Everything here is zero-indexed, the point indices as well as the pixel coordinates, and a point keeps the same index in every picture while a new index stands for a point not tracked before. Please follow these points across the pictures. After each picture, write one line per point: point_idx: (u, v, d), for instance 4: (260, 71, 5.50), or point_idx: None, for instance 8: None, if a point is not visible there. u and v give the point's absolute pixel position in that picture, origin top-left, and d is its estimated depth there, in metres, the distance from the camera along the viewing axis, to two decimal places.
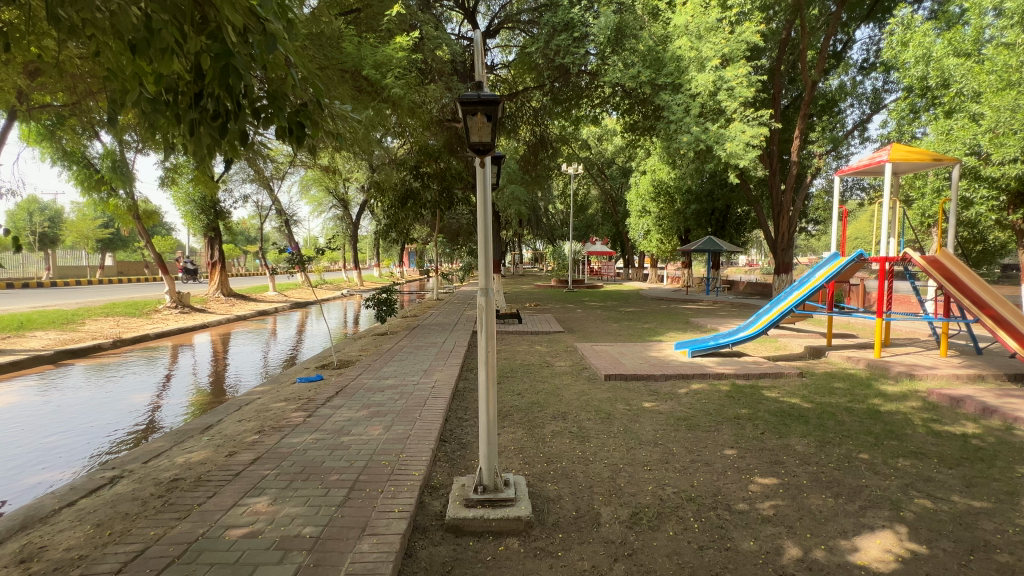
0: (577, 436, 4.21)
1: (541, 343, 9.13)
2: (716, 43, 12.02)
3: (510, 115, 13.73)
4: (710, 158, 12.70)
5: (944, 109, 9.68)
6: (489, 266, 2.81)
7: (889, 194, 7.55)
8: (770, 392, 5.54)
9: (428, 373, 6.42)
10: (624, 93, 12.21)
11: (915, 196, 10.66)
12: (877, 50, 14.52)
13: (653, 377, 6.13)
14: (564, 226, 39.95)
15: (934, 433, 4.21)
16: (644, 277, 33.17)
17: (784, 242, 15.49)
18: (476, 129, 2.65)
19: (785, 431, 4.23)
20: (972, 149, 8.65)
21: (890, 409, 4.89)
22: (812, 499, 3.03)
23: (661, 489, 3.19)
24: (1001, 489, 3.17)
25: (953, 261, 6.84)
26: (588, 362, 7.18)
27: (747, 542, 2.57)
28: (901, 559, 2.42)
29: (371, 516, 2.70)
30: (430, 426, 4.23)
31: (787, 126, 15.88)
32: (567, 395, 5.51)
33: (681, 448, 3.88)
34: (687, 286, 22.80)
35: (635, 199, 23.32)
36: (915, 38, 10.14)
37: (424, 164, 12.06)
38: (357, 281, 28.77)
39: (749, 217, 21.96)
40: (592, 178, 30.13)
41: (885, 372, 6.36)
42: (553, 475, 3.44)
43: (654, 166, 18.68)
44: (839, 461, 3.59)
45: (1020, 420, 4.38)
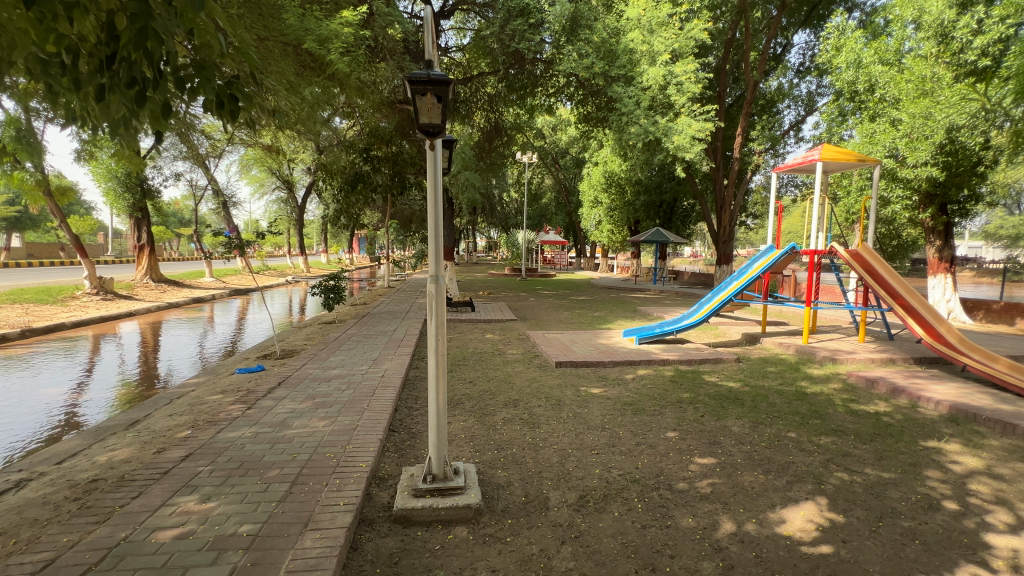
0: (528, 423, 4.26)
1: (493, 331, 9.15)
2: (666, 38, 12.40)
3: (464, 100, 13.52)
4: (658, 150, 13.10)
5: (868, 113, 10.26)
6: (440, 252, 2.74)
7: (819, 191, 8.05)
8: (710, 376, 5.86)
9: (377, 362, 6.27)
10: (578, 83, 12.28)
11: (840, 194, 11.45)
12: (811, 55, 15.42)
13: (602, 364, 6.29)
14: (518, 214, 40.11)
15: (851, 412, 4.60)
16: (596, 267, 33.99)
17: (725, 236, 16.32)
18: (426, 110, 2.54)
19: (722, 414, 4.47)
20: (890, 152, 9.36)
21: (815, 391, 5.29)
22: (746, 476, 3.23)
23: (608, 472, 3.29)
24: (907, 461, 3.51)
25: (872, 254, 7.37)
26: (539, 349, 7.28)
27: (686, 519, 2.70)
28: (821, 528, 2.63)
29: (314, 510, 2.61)
30: (378, 416, 4.14)
31: (730, 124, 16.59)
32: (518, 383, 5.58)
33: (627, 432, 4.01)
34: (636, 276, 23.57)
35: (587, 189, 23.66)
36: (846, 44, 10.82)
37: (374, 147, 11.63)
38: (303, 268, 27.56)
39: (694, 210, 22.91)
40: (546, 167, 30.29)
41: (812, 357, 6.87)
42: (503, 462, 3.46)
43: (607, 157, 19.07)
44: (770, 440, 3.84)
45: (923, 398, 4.87)
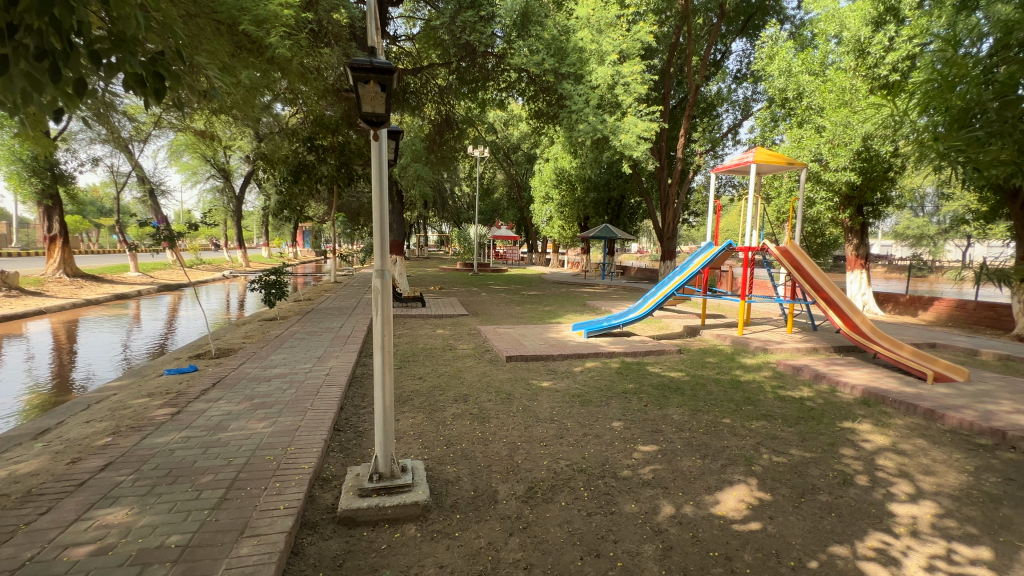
0: (478, 417, 4.27)
1: (444, 327, 9.07)
2: (614, 38, 12.79)
3: (414, 91, 13.33)
4: (606, 148, 13.46)
5: (797, 120, 11.03)
6: (385, 246, 2.68)
7: (753, 191, 8.55)
8: (654, 367, 6.11)
9: (322, 360, 6.04)
10: (530, 79, 12.35)
11: (772, 195, 12.22)
12: (748, 63, 16.33)
13: (551, 358, 6.39)
14: (470, 209, 39.88)
15: (780, 397, 4.95)
16: (547, 262, 34.43)
17: (669, 233, 17.04)
18: (368, 98, 2.46)
19: (664, 402, 4.68)
20: (815, 157, 10.15)
21: (748, 379, 5.65)
22: (684, 461, 3.41)
23: (555, 463, 3.35)
24: (826, 441, 3.82)
25: (799, 251, 7.87)
26: (490, 344, 7.28)
27: (629, 505, 2.81)
28: (751, 507, 2.82)
29: (251, 516, 2.48)
30: (322, 416, 3.99)
31: (674, 125, 17.30)
32: (468, 378, 5.57)
33: (575, 423, 4.10)
34: (585, 271, 24.10)
35: (539, 185, 23.89)
36: (778, 53, 11.52)
37: (319, 136, 11.11)
38: (241, 263, 26.07)
39: (640, 208, 23.72)
40: (498, 162, 30.29)
41: (746, 347, 7.32)
42: (452, 458, 3.44)
43: (558, 154, 19.39)
44: (707, 427, 4.06)
45: (841, 383, 5.33)
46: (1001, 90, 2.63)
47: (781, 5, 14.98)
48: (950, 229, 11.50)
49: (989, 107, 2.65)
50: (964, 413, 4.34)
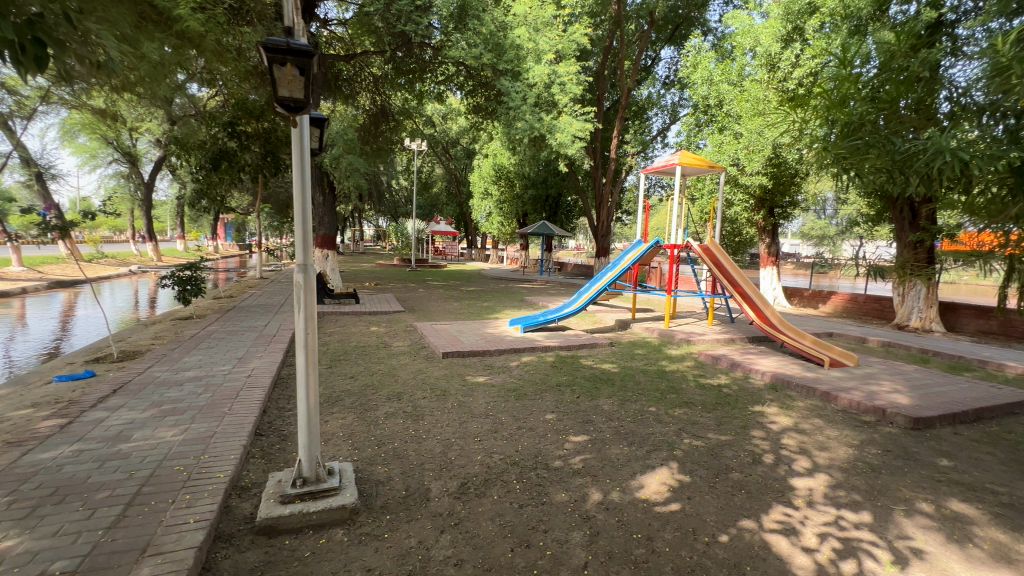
0: (411, 415, 4.18)
1: (378, 323, 8.81)
2: (551, 38, 13.08)
3: (347, 79, 12.91)
4: (543, 146, 13.71)
5: (717, 126, 11.85)
6: (307, 240, 2.55)
7: (679, 192, 9.07)
8: (586, 360, 6.32)
9: (243, 361, 5.65)
10: (468, 74, 12.22)
11: (696, 196, 13.02)
12: (675, 70, 17.24)
13: (488, 353, 6.41)
14: (408, 203, 38.97)
15: (700, 385, 5.30)
16: (486, 258, 34.42)
17: (604, 230, 17.71)
18: (286, 82, 2.32)
19: (595, 394, 4.85)
20: (733, 161, 11.04)
21: (673, 368, 5.99)
22: (613, 449, 3.55)
23: (489, 458, 3.37)
24: (739, 424, 4.14)
25: (719, 249, 8.43)
26: (426, 341, 7.17)
27: (560, 494, 2.89)
28: (672, 489, 3.00)
29: (154, 532, 2.27)
30: (242, 421, 3.73)
31: (607, 126, 17.94)
32: (403, 375, 5.45)
33: (509, 417, 4.14)
34: (524, 267, 24.38)
35: (477, 181, 23.80)
36: (701, 63, 12.29)
37: (242, 122, 10.35)
38: (152, 257, 23.85)
39: (576, 205, 24.40)
40: (436, 155, 29.85)
41: (671, 339, 7.76)
42: (384, 458, 3.35)
43: (497, 150, 19.49)
44: (634, 415, 4.26)
45: (753, 370, 5.80)
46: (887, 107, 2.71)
47: (705, 17, 15.93)
48: (845, 231, 12.86)
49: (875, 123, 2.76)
50: (854, 394, 4.87)
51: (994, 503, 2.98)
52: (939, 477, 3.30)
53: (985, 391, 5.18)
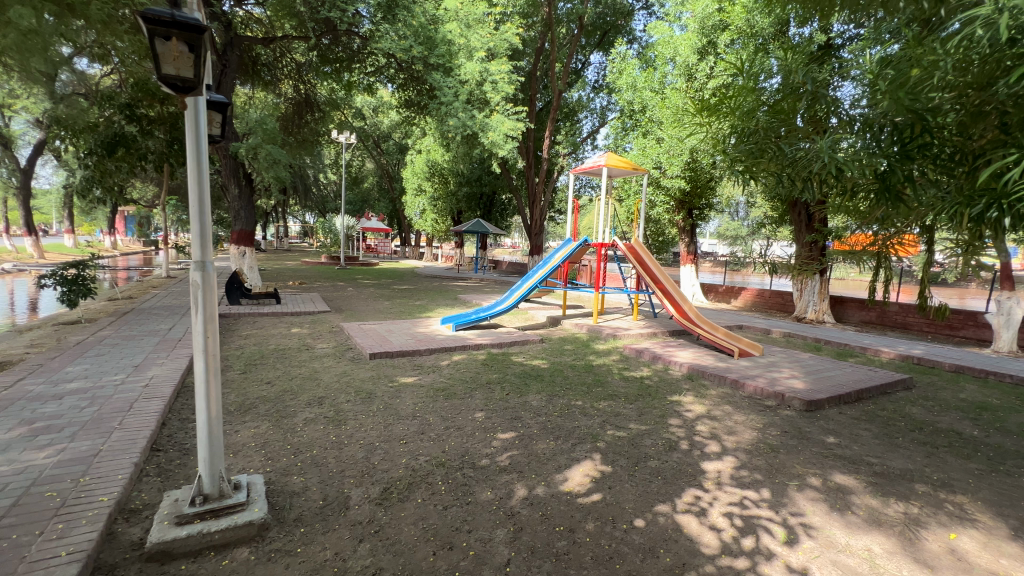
0: (333, 420, 3.98)
1: (301, 324, 8.33)
2: (483, 36, 13.02)
3: (266, 63, 12.18)
4: (476, 144, 13.64)
5: (642, 130, 12.43)
6: (204, 234, 2.32)
7: (606, 193, 9.39)
8: (517, 357, 6.36)
9: (140, 369, 5.07)
10: (399, 66, 11.87)
11: (623, 197, 13.58)
12: (603, 75, 17.85)
13: (418, 353, 6.26)
14: (337, 198, 37.24)
15: (624, 378, 5.53)
16: (420, 256, 33.71)
17: (537, 229, 18.00)
18: (171, 58, 2.09)
19: (524, 390, 4.89)
20: (656, 164, 11.64)
21: (600, 363, 6.19)
22: (539, 444, 3.60)
23: (414, 460, 3.28)
24: (658, 413, 4.36)
25: (643, 249, 8.82)
26: (353, 341, 6.87)
27: (485, 493, 2.87)
28: (594, 479, 3.09)
29: (15, 570, 1.97)
30: (135, 436, 3.35)
31: (539, 127, 18.22)
32: (326, 378, 5.18)
33: (437, 418, 4.07)
34: (458, 265, 24.15)
35: (410, 177, 23.22)
36: (627, 70, 12.85)
37: (142, 104, 9.31)
38: (31, 254, 20.92)
39: (511, 204, 24.60)
40: (366, 149, 28.81)
41: (599, 334, 8.04)
42: (301, 466, 3.16)
43: (430, 146, 19.14)
44: (560, 410, 4.35)
45: (673, 362, 6.14)
46: (786, 117, 2.91)
47: (631, 26, 16.68)
48: (753, 232, 13.99)
49: (777, 130, 2.95)
50: (758, 381, 5.32)
51: (869, 473, 3.37)
52: (826, 453, 3.68)
53: (865, 374, 5.86)
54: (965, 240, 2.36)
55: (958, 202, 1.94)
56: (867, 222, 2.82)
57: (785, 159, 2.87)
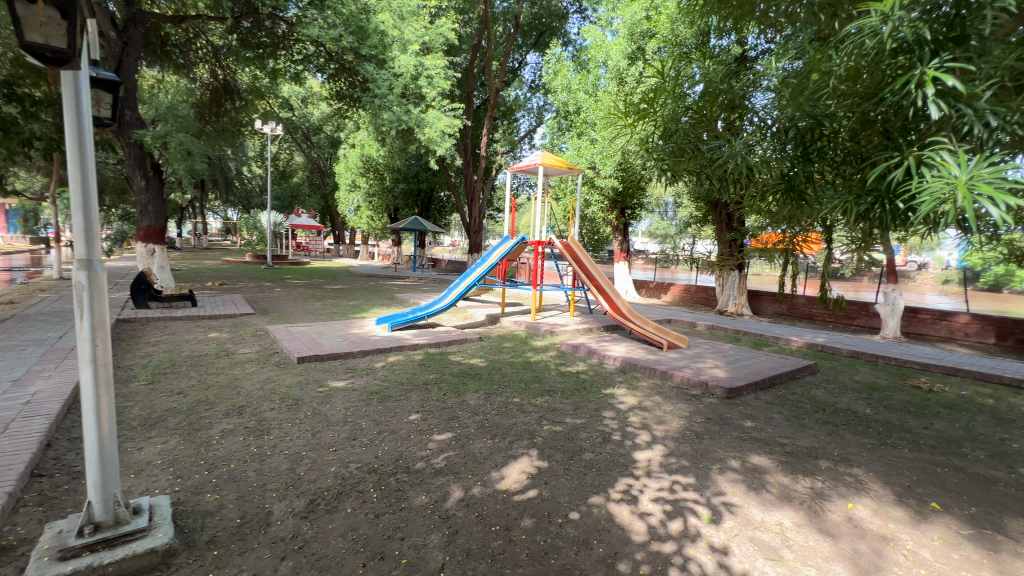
0: (254, 430, 3.70)
1: (220, 328, 7.71)
2: (417, 29, 12.74)
3: (177, 45, 11.22)
4: (412, 139, 13.33)
5: (576, 131, 12.75)
6: (90, 226, 2.05)
7: (542, 191, 9.51)
8: (455, 356, 6.28)
9: (21, 384, 4.44)
10: (328, 55, 11.28)
11: (559, 196, 13.87)
12: (540, 75, 18.09)
13: (351, 355, 5.99)
14: (263, 193, 34.96)
15: (561, 373, 5.63)
16: (355, 254, 32.48)
17: (475, 227, 17.92)
18: (37, 24, 1.83)
19: (462, 389, 4.83)
20: (590, 164, 11.99)
21: (537, 359, 6.26)
22: (476, 443, 3.56)
23: (344, 468, 3.12)
24: (593, 407, 4.48)
25: (579, 247, 9.01)
26: (279, 345, 6.46)
27: (420, 497, 2.79)
28: (531, 476, 3.10)
29: None
30: (9, 461, 2.90)
31: (477, 124, 18.16)
32: (247, 386, 4.82)
33: (370, 422, 3.91)
34: (396, 264, 23.51)
35: (344, 171, 22.31)
36: (562, 71, 13.14)
37: (24, 82, 8.18)
38: None
39: (449, 201, 24.34)
40: (294, 141, 27.25)
41: (537, 330, 8.13)
42: (215, 483, 2.90)
43: (364, 141, 18.47)
44: (498, 408, 4.33)
45: (607, 356, 6.34)
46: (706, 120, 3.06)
47: (565, 29, 17.01)
48: (681, 230, 14.80)
49: (699, 133, 3.09)
50: (685, 371, 5.62)
51: (781, 453, 3.66)
52: (744, 436, 3.95)
53: (777, 362, 6.38)
54: (857, 238, 2.60)
55: (850, 201, 2.12)
56: (777, 223, 3.04)
57: (705, 159, 3.02)
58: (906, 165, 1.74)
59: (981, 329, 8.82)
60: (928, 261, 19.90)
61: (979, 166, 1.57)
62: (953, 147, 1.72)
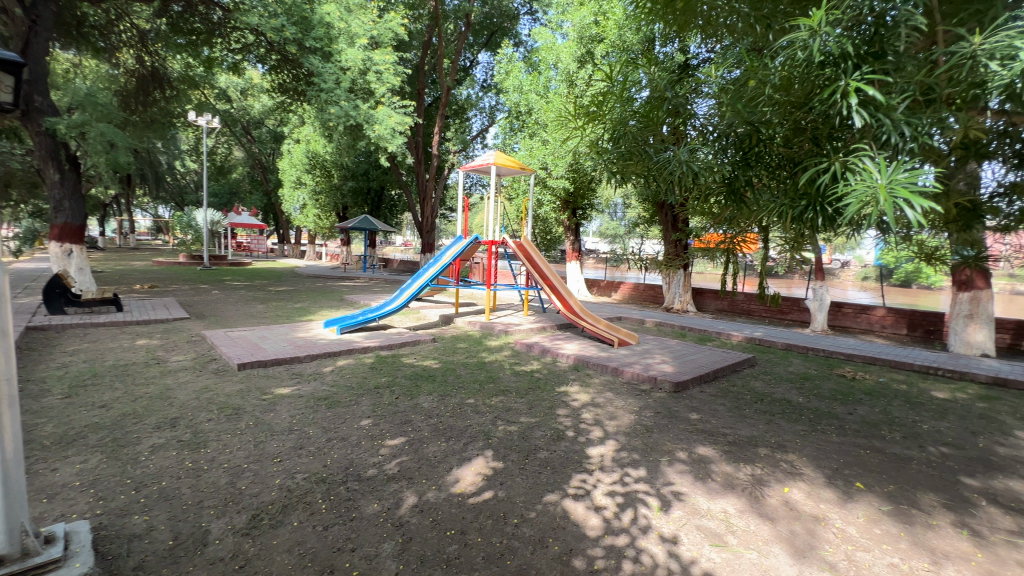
0: (189, 444, 3.45)
1: (150, 334, 7.14)
2: (364, 23, 12.41)
3: (97, 26, 10.28)
4: (361, 136, 12.95)
5: (528, 131, 12.85)
6: None
7: (494, 191, 9.52)
8: (408, 358, 6.14)
9: None
10: (269, 46, 10.72)
11: (512, 196, 13.95)
12: (491, 74, 18.09)
13: (297, 360, 5.72)
14: (198, 189, 32.79)
15: (515, 372, 5.65)
16: (301, 254, 31.15)
17: (428, 226, 17.63)
18: None
19: (415, 392, 4.74)
20: (542, 165, 12.10)
21: (492, 359, 6.24)
22: (430, 447, 3.49)
23: (290, 479, 2.97)
24: (547, 405, 4.52)
25: (532, 246, 9.09)
26: (218, 351, 6.06)
27: (371, 505, 2.70)
28: (486, 477, 3.08)
29: None
30: None
31: (429, 121, 17.93)
32: (181, 396, 4.49)
33: (318, 430, 3.74)
34: (345, 264, 22.70)
35: (288, 168, 21.32)
36: (513, 71, 13.22)
37: None
38: None
39: (400, 200, 23.86)
40: (232, 134, 25.71)
41: (491, 330, 8.12)
42: (144, 504, 2.67)
43: (309, 136, 17.70)
44: (453, 410, 4.28)
45: (560, 355, 6.42)
46: (652, 124, 3.14)
47: (516, 30, 17.06)
48: (629, 230, 15.23)
49: (647, 136, 3.16)
50: (635, 368, 5.79)
51: (724, 443, 3.84)
52: (690, 428, 4.12)
53: (720, 356, 6.71)
54: (791, 238, 2.77)
55: (785, 204, 2.25)
56: (719, 224, 3.18)
57: (652, 163, 3.09)
58: (834, 170, 1.86)
59: (895, 321, 9.68)
60: (849, 259, 21.65)
61: (896, 172, 1.70)
62: (874, 154, 1.86)
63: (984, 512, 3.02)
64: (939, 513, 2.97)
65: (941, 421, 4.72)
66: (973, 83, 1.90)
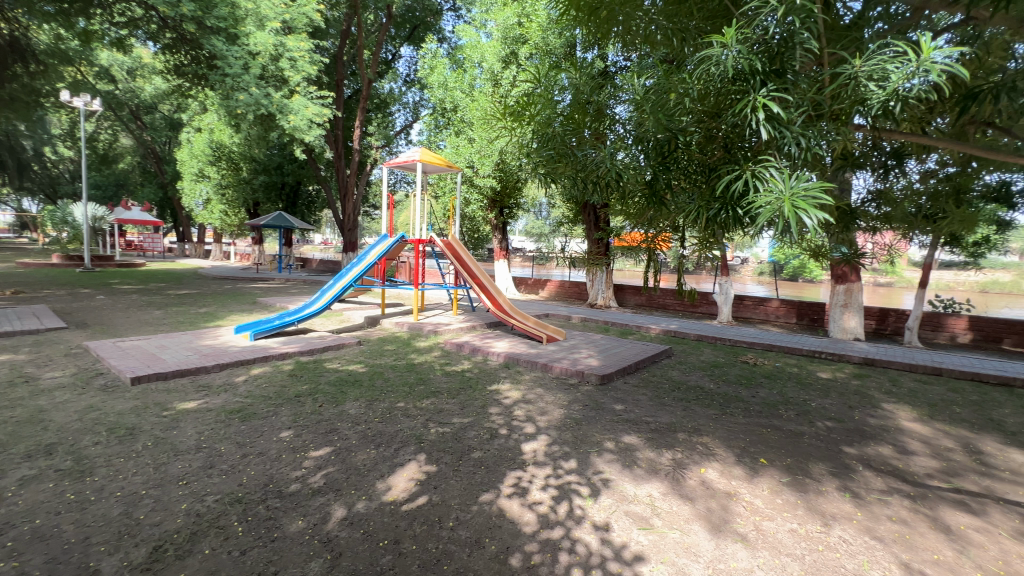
0: (71, 472, 3.00)
1: (15, 348, 6.12)
2: (276, 5, 11.51)
3: None
4: (274, 127, 12.06)
5: (454, 128, 12.68)
6: None
7: (420, 189, 9.29)
8: (331, 363, 5.82)
9: None
10: (162, 23, 9.78)
11: (439, 194, 13.72)
12: (415, 69, 17.66)
13: (203, 371, 5.20)
14: (75, 180, 28.68)
15: (446, 373, 5.57)
16: (206, 254, 28.42)
17: (350, 224, 16.81)
18: None
19: (341, 399, 4.51)
20: (469, 163, 11.99)
21: (421, 361, 6.10)
22: (358, 456, 3.33)
23: (198, 503, 2.69)
24: (479, 404, 4.51)
25: (460, 245, 9.03)
26: (105, 365, 5.34)
27: (295, 523, 2.52)
28: (419, 482, 3.00)
29: None
30: None
31: (349, 114, 17.11)
32: (60, 417, 3.90)
33: (231, 445, 3.44)
34: (257, 265, 20.97)
35: (187, 159, 19.33)
36: (438, 67, 13.00)
37: None
38: None
39: (319, 196, 22.60)
40: (117, 119, 22.80)
41: (420, 331, 7.93)
42: (13, 548, 2.28)
43: (212, 125, 16.11)
44: (382, 415, 4.13)
45: (491, 353, 6.43)
46: (578, 127, 3.21)
47: (440, 25, 16.82)
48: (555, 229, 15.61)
49: (573, 139, 3.21)
50: (563, 363, 5.95)
51: (647, 430, 4.07)
52: (616, 418, 4.32)
53: (641, 348, 7.09)
54: (703, 238, 2.98)
55: (701, 207, 2.41)
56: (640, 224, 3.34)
57: (579, 165, 3.17)
58: (744, 178, 2.03)
59: (787, 311, 10.84)
60: (747, 257, 23.93)
61: (794, 182, 1.89)
62: (776, 165, 2.06)
63: (861, 475, 3.48)
64: (827, 480, 3.37)
65: (825, 398, 5.36)
66: (852, 102, 2.16)
